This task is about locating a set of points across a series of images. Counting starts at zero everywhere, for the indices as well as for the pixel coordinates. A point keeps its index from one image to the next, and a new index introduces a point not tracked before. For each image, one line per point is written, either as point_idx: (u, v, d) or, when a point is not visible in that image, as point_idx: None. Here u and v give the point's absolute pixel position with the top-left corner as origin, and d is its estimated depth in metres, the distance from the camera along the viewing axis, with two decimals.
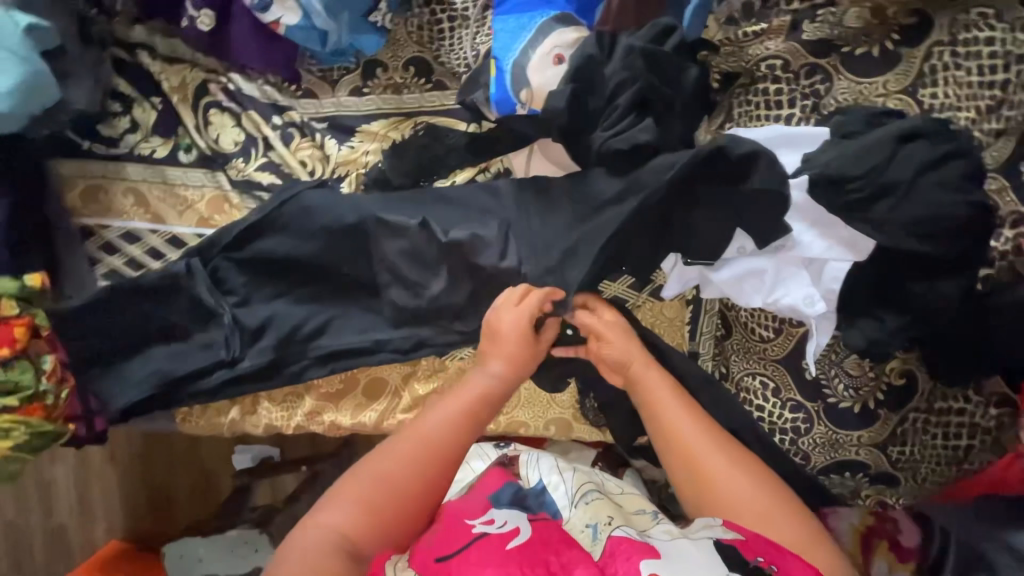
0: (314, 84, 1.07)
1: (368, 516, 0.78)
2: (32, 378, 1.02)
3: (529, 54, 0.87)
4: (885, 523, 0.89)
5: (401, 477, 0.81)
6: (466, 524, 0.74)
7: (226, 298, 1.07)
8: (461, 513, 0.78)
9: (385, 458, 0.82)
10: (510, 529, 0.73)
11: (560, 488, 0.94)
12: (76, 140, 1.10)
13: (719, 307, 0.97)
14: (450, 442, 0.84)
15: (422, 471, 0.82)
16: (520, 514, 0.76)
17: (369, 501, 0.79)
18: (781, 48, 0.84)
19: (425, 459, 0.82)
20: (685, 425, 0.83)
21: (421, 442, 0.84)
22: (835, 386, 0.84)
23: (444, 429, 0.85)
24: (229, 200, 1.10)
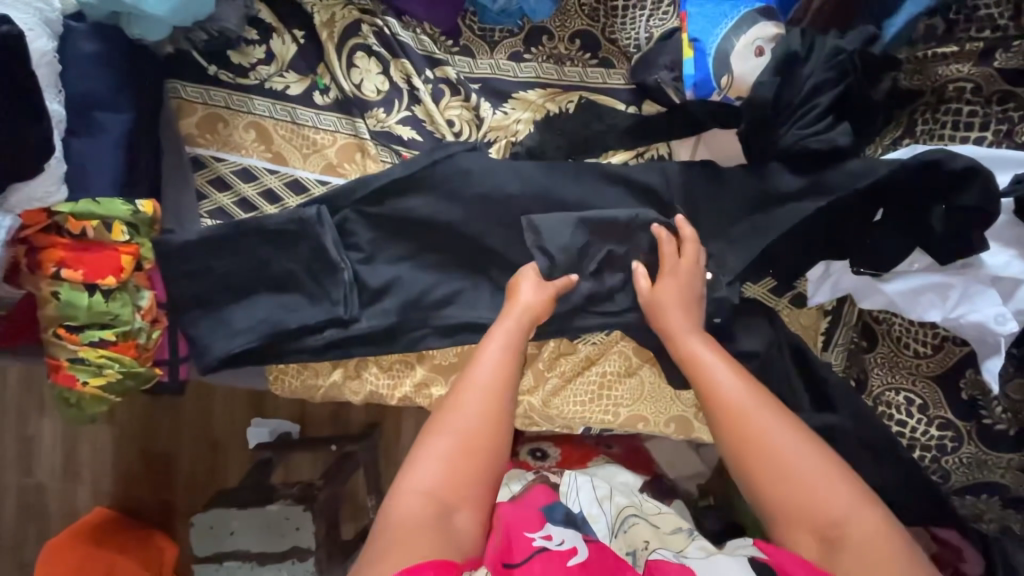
0: (472, 41, 1.04)
1: (454, 474, 0.71)
2: (130, 314, 0.92)
3: (733, 41, 0.86)
4: (951, 553, 0.93)
5: (474, 427, 0.74)
6: (525, 537, 0.71)
7: (351, 254, 1.00)
8: (519, 525, 0.74)
9: (452, 414, 0.75)
10: (569, 548, 0.67)
11: (600, 519, 0.95)
12: (201, 63, 1.02)
13: (862, 319, 0.97)
14: (508, 381, 0.79)
15: (492, 419, 0.75)
16: (575, 532, 0.71)
17: (455, 459, 0.72)
18: (973, 73, 0.84)
19: (494, 405, 0.76)
20: (727, 381, 0.76)
21: (484, 386, 0.78)
22: (993, 408, 0.86)
23: (498, 373, 0.79)
24: (365, 149, 1.03)
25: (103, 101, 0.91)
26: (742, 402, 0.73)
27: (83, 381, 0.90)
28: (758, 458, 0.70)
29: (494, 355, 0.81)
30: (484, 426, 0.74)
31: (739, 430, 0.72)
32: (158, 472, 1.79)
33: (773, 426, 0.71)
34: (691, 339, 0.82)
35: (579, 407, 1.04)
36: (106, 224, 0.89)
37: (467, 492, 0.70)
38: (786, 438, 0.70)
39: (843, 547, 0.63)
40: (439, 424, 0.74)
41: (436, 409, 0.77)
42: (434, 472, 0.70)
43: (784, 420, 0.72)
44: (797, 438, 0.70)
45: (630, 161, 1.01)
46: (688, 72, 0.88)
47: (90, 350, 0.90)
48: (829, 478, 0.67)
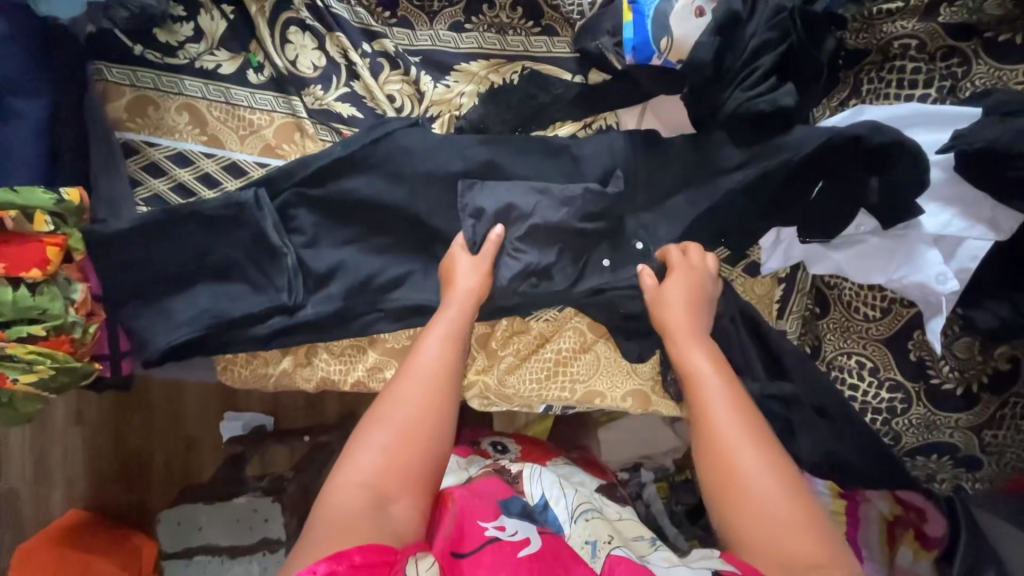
0: (410, 12, 1.00)
1: (397, 461, 0.70)
2: (62, 307, 0.88)
3: (672, 1, 0.84)
4: (910, 514, 0.93)
5: (416, 419, 0.74)
6: (478, 525, 0.70)
7: (293, 238, 0.97)
8: (474, 513, 0.73)
9: (393, 403, 0.74)
10: (522, 539, 0.68)
11: (560, 502, 0.93)
12: (125, 43, 0.97)
13: (816, 286, 0.96)
14: (452, 377, 0.80)
15: (437, 409, 0.75)
16: (528, 525, 0.73)
17: (395, 450, 0.70)
18: (917, 29, 0.82)
19: (436, 395, 0.76)
20: (723, 412, 0.73)
21: (427, 379, 0.78)
22: (940, 367, 0.86)
23: (442, 367, 0.80)
24: (303, 129, 1.00)
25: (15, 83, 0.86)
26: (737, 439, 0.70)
27: (14, 379, 0.87)
28: (739, 495, 0.67)
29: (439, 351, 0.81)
30: (422, 419, 0.74)
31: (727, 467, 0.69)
32: (129, 471, 1.76)
33: (761, 465, 0.68)
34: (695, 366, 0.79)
35: (534, 385, 1.03)
36: (27, 214, 0.85)
37: (405, 482, 0.69)
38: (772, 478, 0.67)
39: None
40: (381, 413, 0.74)
41: (376, 399, 0.76)
42: (374, 461, 0.69)
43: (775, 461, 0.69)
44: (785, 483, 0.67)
45: (576, 133, 0.98)
46: (627, 35, 0.86)
47: (19, 346, 0.86)
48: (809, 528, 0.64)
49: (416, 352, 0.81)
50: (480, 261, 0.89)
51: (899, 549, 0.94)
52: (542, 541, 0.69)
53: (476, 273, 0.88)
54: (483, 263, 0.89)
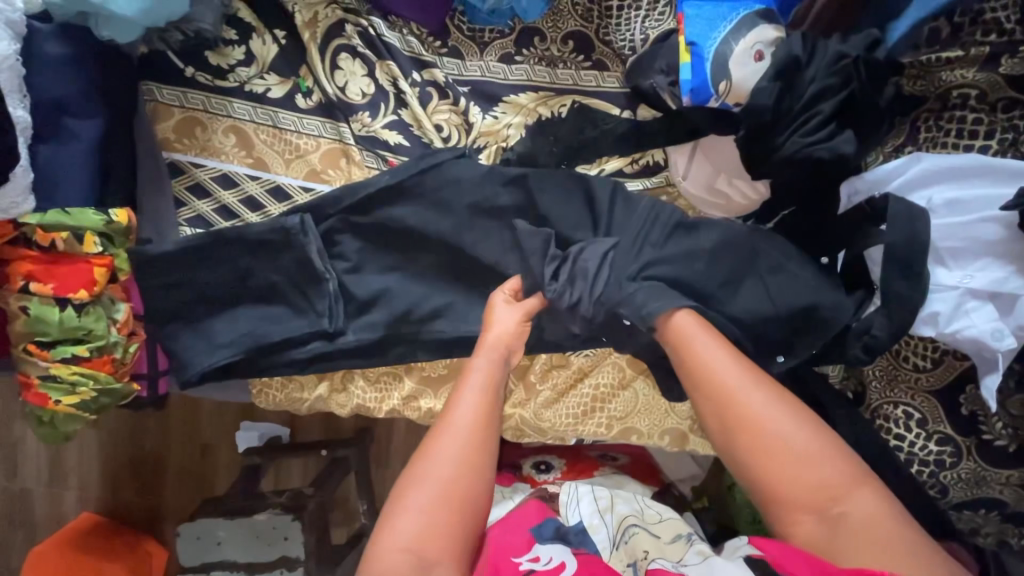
0: (461, 42, 0.99)
1: (437, 523, 0.67)
2: (105, 328, 0.88)
3: (731, 44, 0.83)
4: None
5: (456, 477, 0.69)
6: (511, 560, 0.67)
7: (336, 263, 0.97)
8: (505, 547, 0.69)
9: (427, 459, 0.71)
10: (557, 565, 0.67)
11: (601, 530, 0.93)
12: (177, 64, 0.98)
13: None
14: (491, 424, 0.74)
15: (477, 460, 0.71)
16: (562, 545, 0.71)
17: (433, 512, 0.67)
18: (978, 78, 0.81)
19: (478, 442, 0.72)
20: (720, 358, 0.73)
21: (468, 430, 0.72)
22: (992, 423, 0.84)
23: (482, 415, 0.74)
24: (350, 155, 1.00)
25: (72, 103, 0.87)
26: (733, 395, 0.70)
27: (56, 400, 0.87)
28: (754, 444, 0.67)
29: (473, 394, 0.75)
30: (466, 470, 0.70)
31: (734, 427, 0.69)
32: (146, 478, 1.76)
33: (774, 413, 0.68)
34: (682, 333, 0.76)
35: (570, 420, 1.02)
36: (77, 235, 0.85)
37: (449, 550, 0.66)
38: (777, 421, 0.68)
39: (842, 528, 0.64)
40: (417, 473, 0.70)
41: (417, 450, 0.73)
42: (413, 525, 0.66)
43: (781, 401, 0.69)
44: (785, 428, 0.67)
45: (624, 168, 0.99)
46: (684, 77, 0.85)
47: (63, 367, 0.86)
48: (822, 462, 0.66)
49: (454, 401, 0.75)
50: (521, 313, 0.86)
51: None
52: (578, 562, 0.68)
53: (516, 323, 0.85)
54: (523, 311, 0.86)
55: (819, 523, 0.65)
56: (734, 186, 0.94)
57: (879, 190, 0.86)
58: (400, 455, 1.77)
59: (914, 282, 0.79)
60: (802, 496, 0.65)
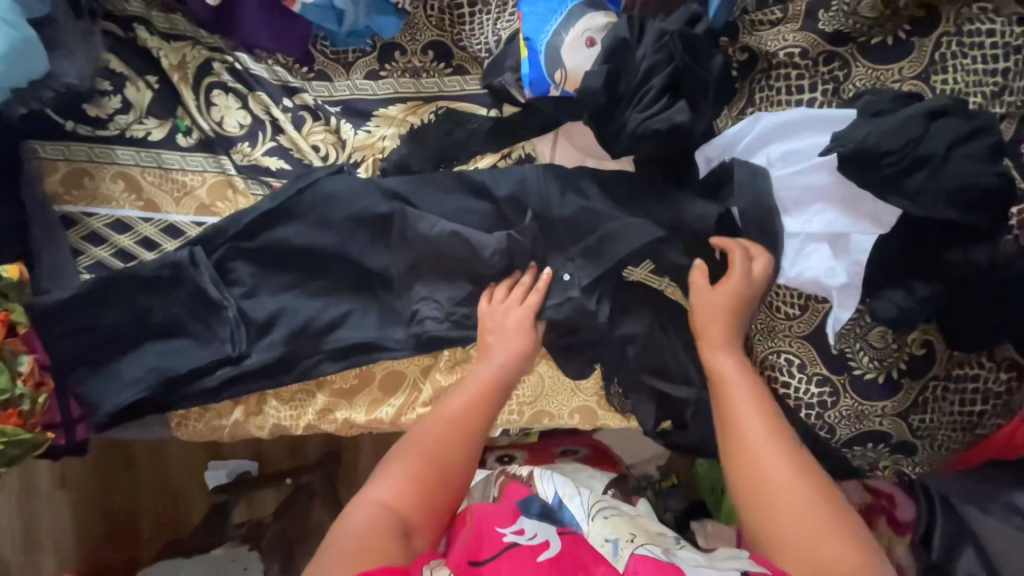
0: (327, 65, 1.04)
1: (413, 492, 0.75)
2: (7, 381, 0.91)
3: (562, 36, 0.88)
4: (882, 500, 1.00)
5: (437, 454, 0.79)
6: (495, 531, 0.71)
7: (232, 290, 1.00)
8: (489, 519, 0.74)
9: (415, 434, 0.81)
10: (542, 541, 0.69)
11: (575, 500, 0.93)
12: (57, 120, 1.01)
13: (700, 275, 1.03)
14: (477, 426, 0.84)
15: (450, 446, 0.80)
16: (547, 526, 0.73)
17: (415, 471, 0.77)
18: (798, 39, 0.88)
19: (459, 440, 0.81)
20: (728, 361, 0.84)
21: (448, 427, 0.82)
22: (860, 358, 0.89)
23: (466, 416, 0.84)
24: (234, 185, 1.03)
25: None
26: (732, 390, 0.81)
27: None
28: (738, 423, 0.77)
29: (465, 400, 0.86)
30: (439, 447, 0.80)
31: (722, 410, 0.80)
32: (112, 531, 1.77)
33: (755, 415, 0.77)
34: (734, 284, 0.84)
35: None
36: None
37: (427, 520, 0.74)
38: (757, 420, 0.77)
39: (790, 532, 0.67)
40: (405, 445, 0.80)
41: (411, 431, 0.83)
42: (390, 490, 0.75)
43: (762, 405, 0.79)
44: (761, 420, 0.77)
45: (498, 164, 1.02)
46: (524, 72, 0.90)
47: None
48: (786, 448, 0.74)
49: (447, 400, 0.86)
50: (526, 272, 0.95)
51: (873, 531, 1.00)
52: (562, 542, 0.70)
53: (517, 326, 0.92)
54: (525, 309, 0.93)
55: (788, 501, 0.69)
56: (604, 166, 0.99)
57: (729, 152, 0.90)
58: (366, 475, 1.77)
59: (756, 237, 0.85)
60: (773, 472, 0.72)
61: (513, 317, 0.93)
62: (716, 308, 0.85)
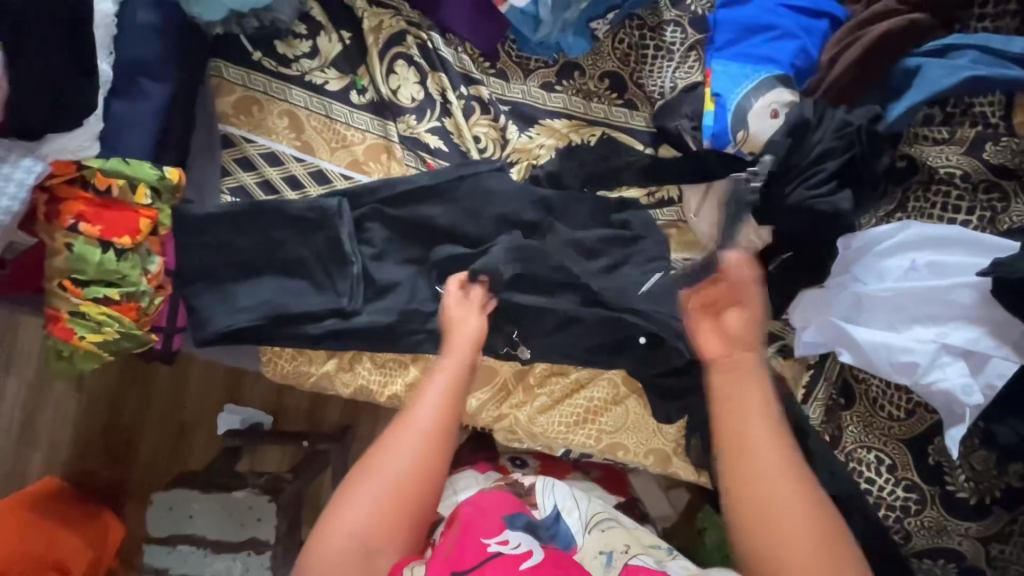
0: (508, 66, 1.09)
1: (382, 517, 0.70)
2: (138, 275, 0.91)
3: (751, 100, 0.94)
4: None
5: (403, 478, 0.72)
6: (479, 541, 0.67)
7: (363, 249, 1.02)
8: (475, 527, 0.68)
9: (384, 452, 0.73)
10: (525, 551, 0.66)
11: (574, 513, 0.88)
12: (247, 48, 1.06)
13: (774, 330, 1.05)
14: (452, 425, 0.76)
15: (424, 469, 0.73)
16: (531, 536, 0.70)
17: (381, 505, 0.71)
18: (961, 161, 0.91)
19: (427, 454, 0.73)
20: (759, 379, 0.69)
21: (424, 438, 0.74)
22: (956, 476, 0.91)
23: (443, 417, 0.76)
24: (391, 152, 1.07)
25: (148, 68, 0.93)
26: (746, 406, 0.67)
27: (81, 336, 0.90)
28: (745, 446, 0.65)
29: (434, 401, 0.76)
30: (414, 473, 0.72)
31: (736, 420, 0.67)
32: (113, 449, 1.72)
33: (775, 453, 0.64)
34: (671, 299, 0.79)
35: (562, 428, 1.06)
36: (131, 184, 0.90)
37: (394, 536, 0.70)
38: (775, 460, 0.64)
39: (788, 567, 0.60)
40: (370, 467, 0.72)
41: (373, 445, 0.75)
42: (358, 516, 0.70)
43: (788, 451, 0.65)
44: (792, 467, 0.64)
45: (641, 198, 1.08)
46: (707, 123, 0.95)
47: (93, 305, 0.89)
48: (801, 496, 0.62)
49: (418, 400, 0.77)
50: (476, 307, 0.88)
51: None
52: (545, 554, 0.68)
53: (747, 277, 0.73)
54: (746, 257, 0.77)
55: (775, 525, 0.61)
56: None
57: (867, 249, 0.95)
58: None
59: (885, 340, 0.90)
60: (772, 521, 0.61)
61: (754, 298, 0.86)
62: (736, 296, 0.73)
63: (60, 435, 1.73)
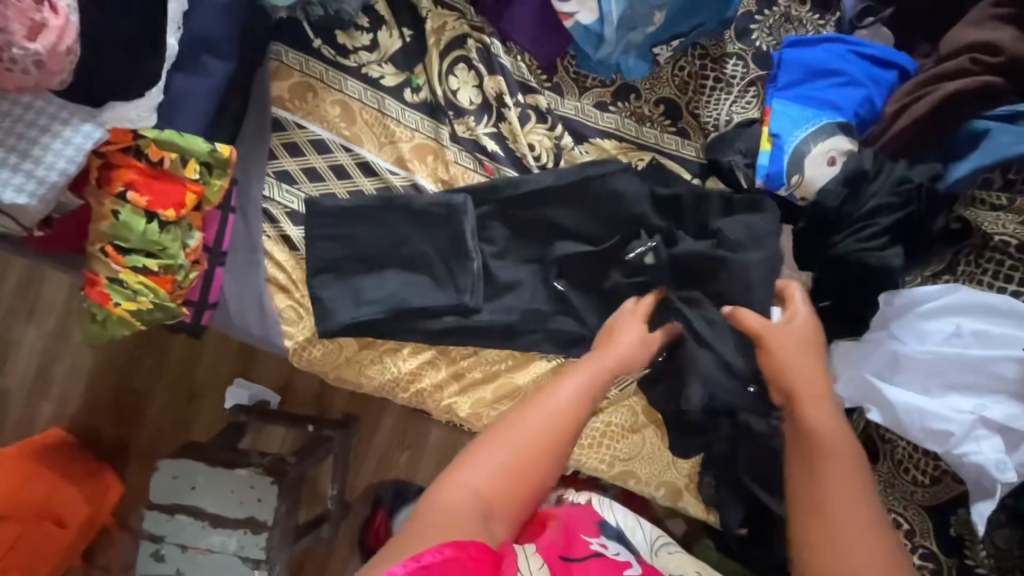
0: (565, 82, 1.08)
1: (504, 479, 0.73)
2: (178, 249, 0.92)
3: (809, 144, 0.92)
4: None
5: (540, 445, 0.76)
6: (583, 539, 0.75)
7: (400, 246, 1.02)
8: (576, 528, 0.78)
9: (513, 429, 0.77)
10: (624, 559, 0.73)
11: (637, 532, 0.94)
12: (308, 35, 1.06)
13: None
14: (580, 422, 0.81)
15: (552, 448, 0.77)
16: (626, 548, 0.78)
17: (507, 468, 0.74)
18: (1019, 231, 0.86)
19: (557, 440, 0.78)
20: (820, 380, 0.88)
21: (558, 423, 0.79)
22: (977, 551, 0.88)
23: (574, 411, 0.81)
24: (439, 153, 1.07)
25: (213, 45, 0.94)
26: (828, 403, 0.85)
27: (116, 302, 0.90)
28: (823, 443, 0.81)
29: (574, 391, 0.83)
30: (547, 452, 0.77)
31: (820, 411, 0.84)
32: (123, 408, 1.74)
33: (851, 449, 0.81)
34: (790, 334, 0.90)
35: (575, 450, 1.05)
36: (183, 158, 0.90)
37: (513, 503, 0.73)
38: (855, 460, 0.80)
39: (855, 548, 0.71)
40: (500, 437, 0.76)
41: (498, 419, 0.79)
42: (483, 478, 0.73)
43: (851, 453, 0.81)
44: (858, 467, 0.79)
45: None
46: (762, 162, 0.94)
47: (132, 274, 0.90)
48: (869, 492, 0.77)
49: (544, 400, 0.81)
50: (639, 320, 0.95)
51: None
52: (642, 564, 0.73)
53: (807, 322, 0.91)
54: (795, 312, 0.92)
55: (854, 552, 0.71)
56: (779, 273, 1.00)
57: (910, 307, 0.93)
58: (380, 449, 1.76)
59: (920, 404, 0.88)
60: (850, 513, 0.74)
61: (801, 345, 0.90)
62: (796, 336, 0.91)
63: (74, 388, 1.75)
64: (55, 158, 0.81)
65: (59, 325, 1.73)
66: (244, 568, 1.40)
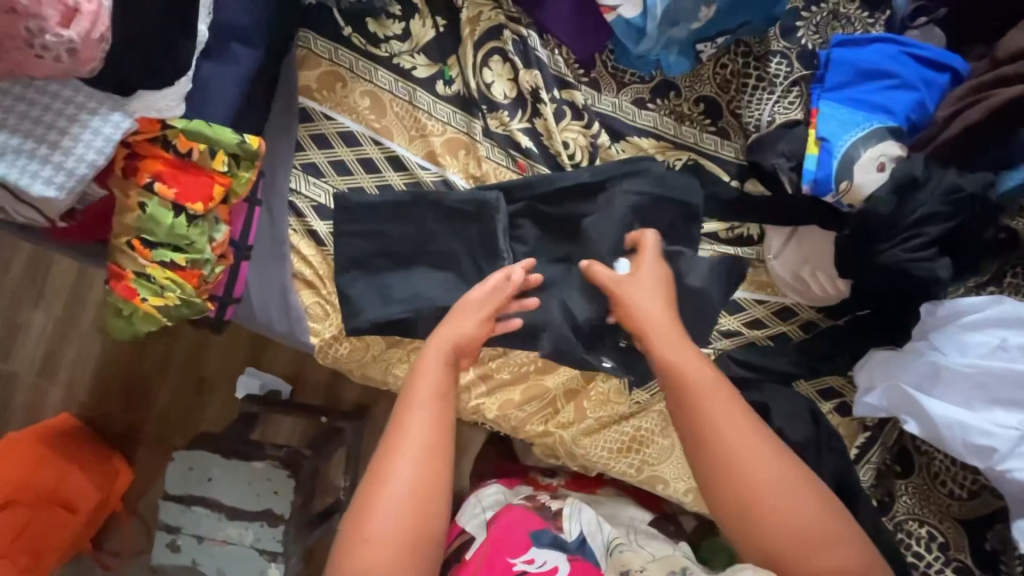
0: (602, 77, 1.05)
1: (413, 511, 0.70)
2: (206, 244, 0.89)
3: (860, 150, 0.89)
4: None
5: (416, 481, 0.72)
6: (506, 560, 0.80)
7: (430, 243, 1.00)
8: (502, 546, 0.83)
9: (399, 456, 0.72)
10: (551, 567, 0.79)
11: (596, 539, 0.91)
12: (338, 22, 1.02)
13: (836, 384, 1.03)
14: (445, 442, 0.75)
15: (436, 471, 0.73)
16: (557, 551, 0.82)
17: (407, 505, 0.70)
18: None
19: (430, 467, 0.73)
20: (674, 340, 0.80)
21: (422, 451, 0.73)
22: (1012, 566, 0.88)
23: (434, 438, 0.74)
24: (471, 148, 1.04)
25: (243, 31, 0.90)
26: (689, 365, 0.78)
27: (142, 298, 0.88)
28: (695, 414, 0.75)
29: (425, 418, 0.75)
30: (429, 476, 0.72)
31: (678, 384, 0.77)
32: (133, 396, 1.72)
33: (731, 418, 0.74)
34: (635, 284, 0.86)
35: (604, 453, 1.05)
36: (212, 150, 0.87)
37: (427, 536, 0.71)
38: (738, 439, 0.72)
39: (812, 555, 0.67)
40: (382, 471, 0.72)
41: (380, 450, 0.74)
42: (390, 521, 0.69)
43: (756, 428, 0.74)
44: (753, 432, 0.73)
45: (720, 231, 1.04)
46: (809, 167, 0.91)
47: (159, 269, 0.88)
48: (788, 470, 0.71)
49: (403, 429, 0.74)
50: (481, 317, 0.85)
51: None
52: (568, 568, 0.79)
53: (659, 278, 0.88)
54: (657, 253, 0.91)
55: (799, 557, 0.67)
56: (819, 279, 0.99)
57: (955, 318, 0.91)
58: None
59: (965, 417, 0.87)
60: (766, 496, 0.69)
61: (666, 303, 0.85)
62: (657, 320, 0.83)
63: (83, 374, 1.72)
64: (85, 149, 0.78)
65: (69, 310, 1.71)
66: (260, 560, 1.39)
